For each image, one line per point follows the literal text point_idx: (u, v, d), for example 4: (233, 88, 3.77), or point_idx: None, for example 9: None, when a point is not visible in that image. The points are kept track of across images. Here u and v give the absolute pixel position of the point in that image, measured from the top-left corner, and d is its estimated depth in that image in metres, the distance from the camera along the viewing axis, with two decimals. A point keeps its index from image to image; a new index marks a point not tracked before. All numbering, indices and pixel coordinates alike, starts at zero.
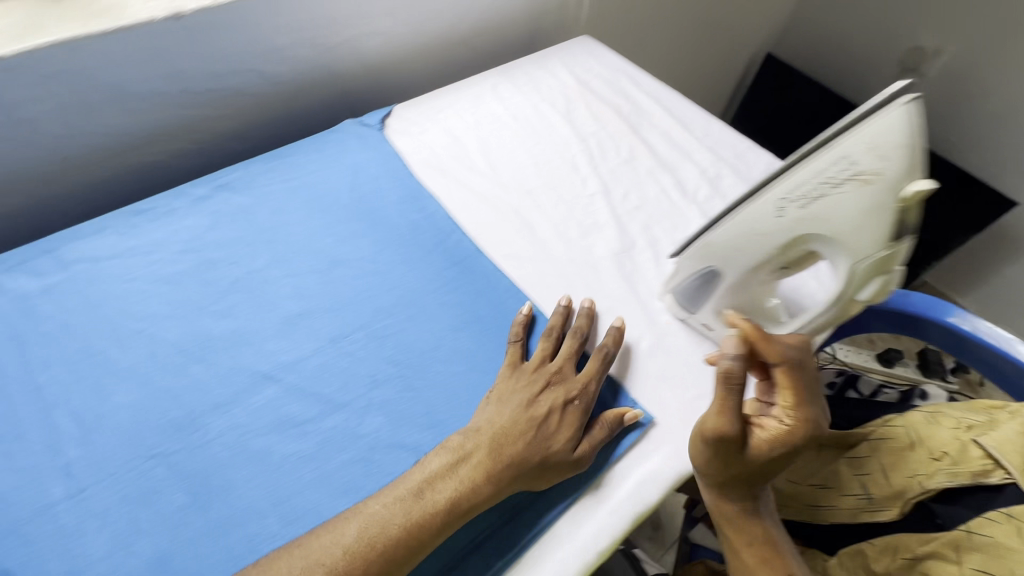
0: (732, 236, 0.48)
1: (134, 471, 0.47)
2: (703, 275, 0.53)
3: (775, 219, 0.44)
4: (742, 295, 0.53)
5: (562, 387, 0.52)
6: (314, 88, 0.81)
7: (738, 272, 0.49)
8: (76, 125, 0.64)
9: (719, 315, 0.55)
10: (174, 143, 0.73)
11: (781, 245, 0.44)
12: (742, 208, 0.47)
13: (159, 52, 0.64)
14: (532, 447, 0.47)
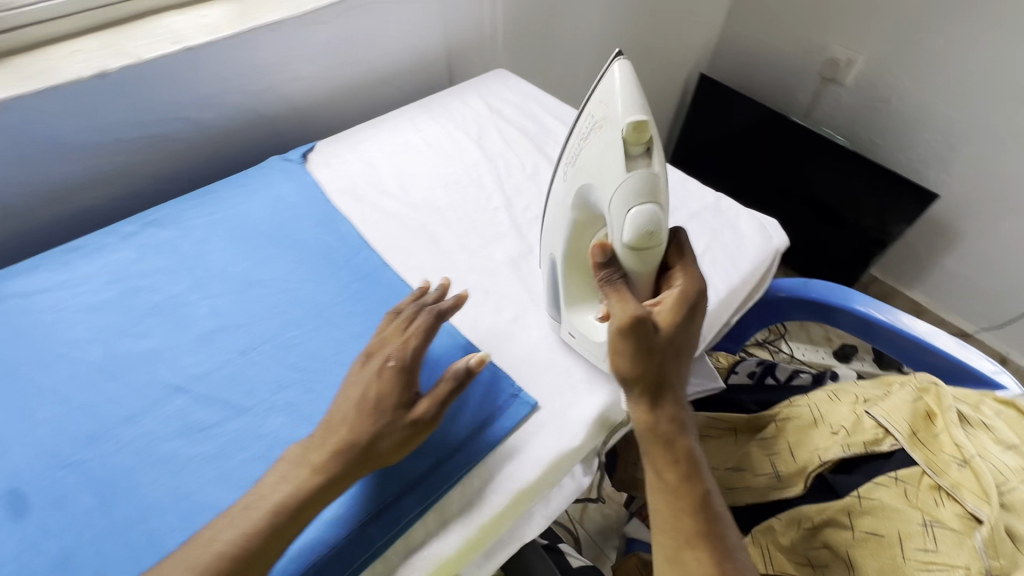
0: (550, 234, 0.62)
1: (46, 479, 0.51)
2: (550, 279, 0.63)
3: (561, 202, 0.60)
4: (580, 283, 0.60)
5: (380, 354, 0.54)
6: (243, 130, 0.88)
7: (561, 259, 0.60)
8: (14, 176, 0.70)
9: (572, 311, 0.61)
10: (111, 188, 0.80)
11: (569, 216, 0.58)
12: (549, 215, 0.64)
13: (90, 107, 0.71)
14: (359, 429, 0.49)
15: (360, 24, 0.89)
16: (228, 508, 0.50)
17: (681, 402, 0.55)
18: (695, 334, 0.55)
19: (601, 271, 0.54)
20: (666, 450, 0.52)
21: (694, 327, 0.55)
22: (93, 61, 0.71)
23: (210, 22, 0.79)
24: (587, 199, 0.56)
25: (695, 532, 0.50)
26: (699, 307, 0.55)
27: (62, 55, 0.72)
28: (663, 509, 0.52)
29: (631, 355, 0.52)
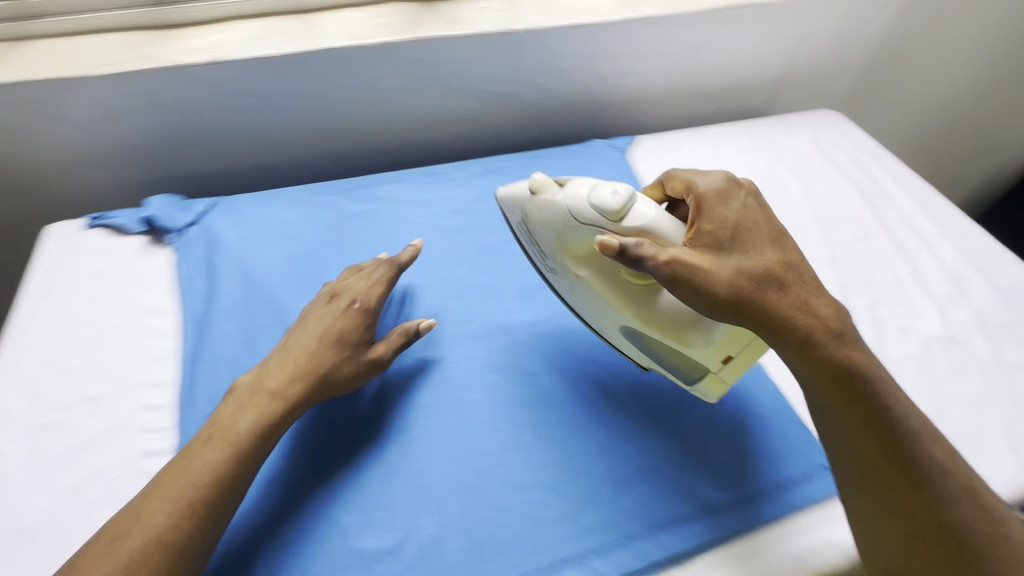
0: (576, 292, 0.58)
1: (399, 366, 0.60)
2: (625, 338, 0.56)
3: (552, 267, 0.59)
4: (653, 312, 0.51)
5: (346, 297, 0.59)
6: (575, 109, 0.92)
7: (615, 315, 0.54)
8: (408, 100, 0.82)
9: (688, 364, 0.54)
10: (459, 132, 0.89)
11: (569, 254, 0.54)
12: (553, 280, 0.61)
13: (482, 58, 0.80)
14: (313, 359, 0.54)
15: (720, 34, 0.88)
16: (536, 454, 0.54)
17: (817, 311, 0.46)
18: (745, 231, 0.48)
19: (620, 258, 0.46)
20: (845, 385, 0.45)
21: (728, 223, 0.48)
22: (502, 18, 0.79)
23: (595, 3, 0.83)
24: (573, 232, 0.52)
25: (935, 497, 0.42)
26: (710, 202, 0.49)
27: (476, 10, 0.80)
28: (854, 459, 0.45)
29: (718, 284, 0.45)
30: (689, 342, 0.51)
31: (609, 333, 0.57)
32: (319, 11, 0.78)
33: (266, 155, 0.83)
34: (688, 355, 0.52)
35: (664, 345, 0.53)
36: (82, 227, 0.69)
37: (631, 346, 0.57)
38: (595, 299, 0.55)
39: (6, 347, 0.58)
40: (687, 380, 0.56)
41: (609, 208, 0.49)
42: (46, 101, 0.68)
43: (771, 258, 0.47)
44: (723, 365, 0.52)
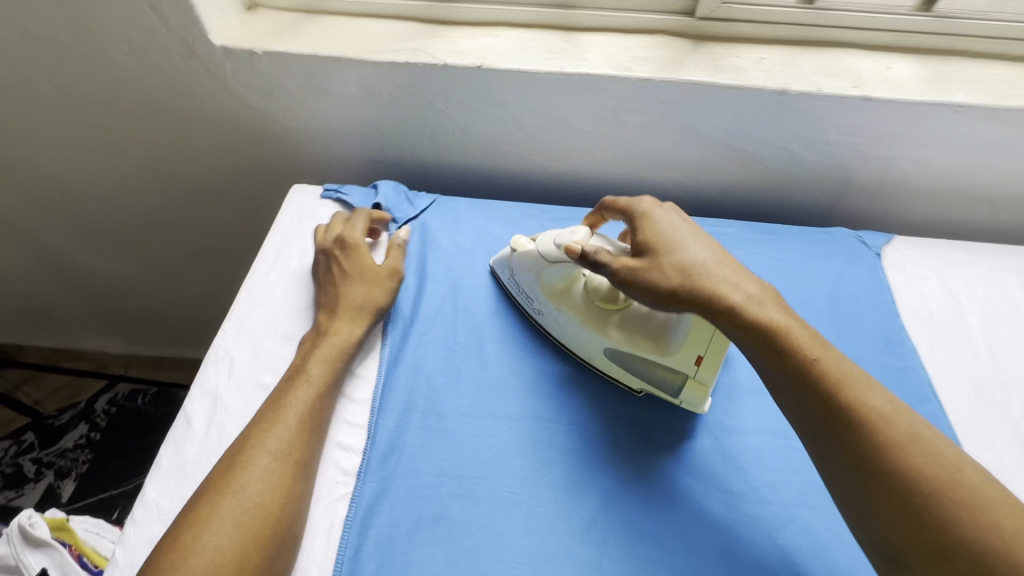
0: (572, 325, 0.59)
1: (588, 434, 0.55)
2: (648, 372, 0.56)
3: (539, 311, 0.62)
4: (625, 324, 0.56)
5: (337, 246, 0.62)
6: (821, 184, 0.80)
7: (592, 330, 0.58)
8: (641, 137, 0.77)
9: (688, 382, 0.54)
10: (682, 179, 0.82)
11: (579, 296, 0.59)
12: (553, 329, 0.61)
13: (742, 113, 0.72)
14: (347, 312, 0.58)
15: None
16: None
17: (745, 293, 0.48)
18: (666, 236, 0.53)
19: (585, 263, 0.55)
20: (787, 357, 0.46)
21: (665, 233, 0.54)
22: (777, 73, 0.70)
23: (893, 76, 0.71)
24: (546, 270, 0.60)
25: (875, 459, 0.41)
26: (658, 218, 0.55)
27: (750, 58, 0.72)
28: (842, 461, 0.42)
29: (661, 287, 0.50)
30: (666, 348, 0.54)
31: (598, 362, 0.59)
32: (581, 32, 0.75)
33: (485, 162, 0.83)
34: (664, 365, 0.55)
35: (649, 360, 0.56)
36: (319, 196, 0.74)
37: (618, 370, 0.58)
38: (581, 327, 0.58)
39: (243, 296, 0.63)
40: (671, 391, 0.56)
41: (571, 240, 0.57)
42: (321, 75, 0.72)
43: (687, 252, 0.51)
44: (698, 367, 0.53)
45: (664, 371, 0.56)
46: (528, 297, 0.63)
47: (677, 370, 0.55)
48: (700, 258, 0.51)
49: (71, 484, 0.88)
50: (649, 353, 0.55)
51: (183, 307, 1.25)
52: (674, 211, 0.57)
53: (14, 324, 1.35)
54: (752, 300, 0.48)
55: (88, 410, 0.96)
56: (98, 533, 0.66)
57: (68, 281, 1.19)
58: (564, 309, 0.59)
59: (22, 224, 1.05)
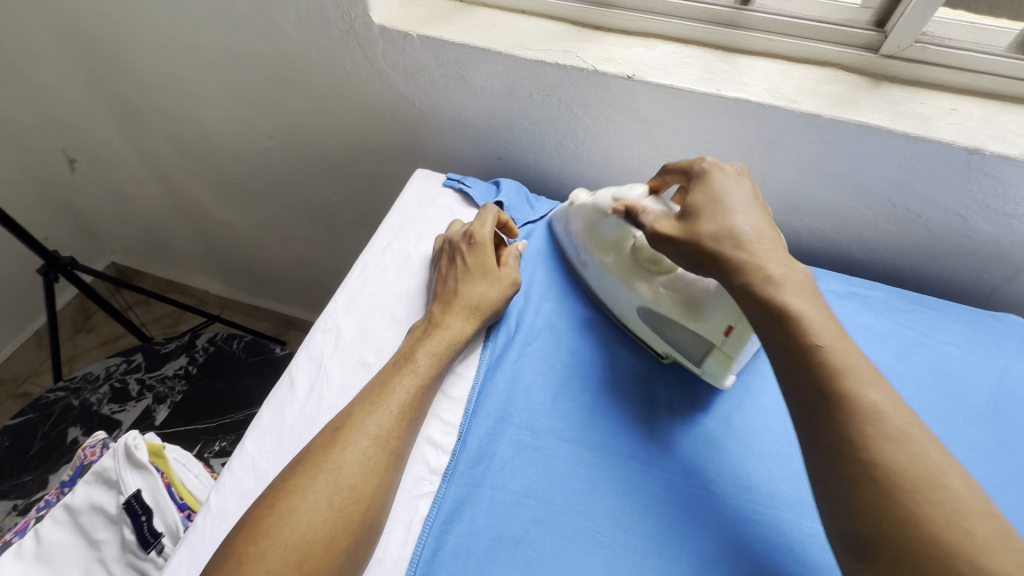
0: (609, 280, 0.61)
1: (689, 488, 0.50)
2: (661, 332, 0.58)
3: (585, 264, 0.64)
4: (659, 287, 0.57)
5: (463, 243, 0.62)
6: (992, 260, 0.70)
7: (631, 292, 0.58)
8: (787, 176, 0.71)
9: (704, 344, 0.55)
10: (822, 227, 0.75)
11: (627, 255, 0.60)
12: (594, 286, 0.64)
13: (917, 167, 0.64)
14: (466, 310, 0.57)
15: None
16: None
17: (772, 272, 0.46)
18: (718, 202, 0.51)
19: (629, 220, 0.57)
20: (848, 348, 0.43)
21: (715, 195, 0.52)
22: (969, 128, 0.61)
23: None
24: (599, 223, 0.62)
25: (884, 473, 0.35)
26: (715, 179, 0.53)
27: (938, 107, 0.64)
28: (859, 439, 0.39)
29: (682, 244, 0.51)
30: (696, 317, 0.54)
31: (629, 322, 0.61)
32: (743, 56, 0.70)
33: (609, 176, 0.79)
34: (691, 331, 0.55)
35: (673, 323, 0.56)
36: (441, 184, 0.74)
37: (648, 332, 0.59)
38: (617, 282, 0.60)
39: (357, 270, 0.64)
40: (695, 360, 0.56)
41: (627, 198, 0.59)
42: (467, 65, 0.72)
43: (732, 219, 0.49)
44: (725, 339, 0.52)
45: (692, 338, 0.56)
46: (581, 253, 0.65)
47: (704, 338, 0.54)
48: (745, 227, 0.49)
49: (164, 409, 0.94)
50: (679, 319, 0.55)
51: (284, 265, 1.32)
52: (749, 182, 0.54)
53: (140, 252, 1.50)
54: (752, 246, 0.47)
55: (190, 344, 1.03)
56: (184, 466, 0.69)
57: (193, 222, 1.29)
58: (609, 262, 0.61)
59: (167, 165, 1.15)
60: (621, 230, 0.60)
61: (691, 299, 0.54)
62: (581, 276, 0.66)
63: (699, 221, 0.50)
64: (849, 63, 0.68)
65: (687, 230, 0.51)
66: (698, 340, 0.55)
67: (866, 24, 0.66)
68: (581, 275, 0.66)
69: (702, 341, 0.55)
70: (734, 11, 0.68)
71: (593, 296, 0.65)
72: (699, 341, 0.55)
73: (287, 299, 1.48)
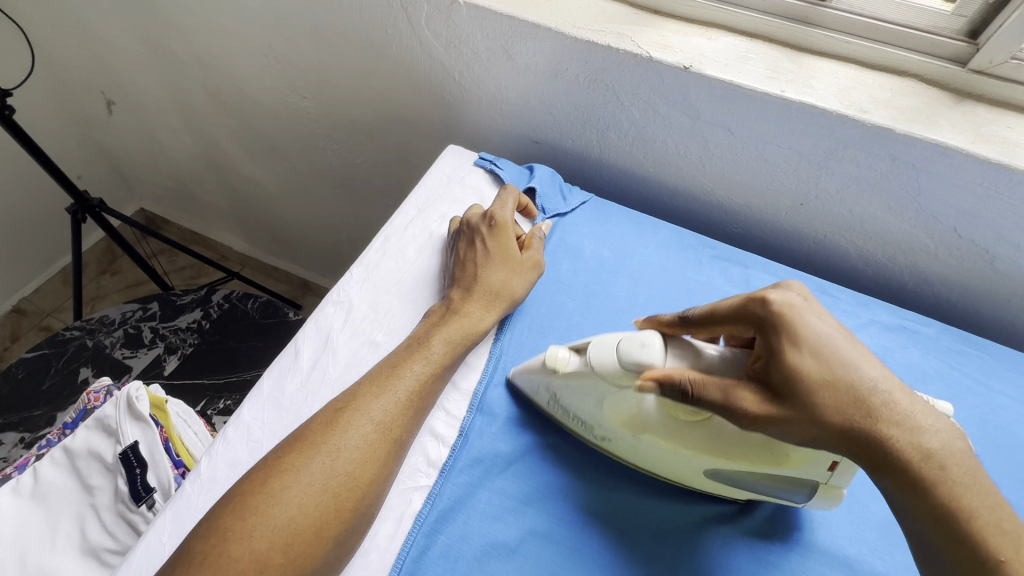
0: (658, 452, 0.45)
1: (699, 518, 0.46)
2: (758, 493, 0.44)
3: (597, 437, 0.48)
4: (719, 432, 0.42)
5: (478, 226, 0.58)
6: None
7: (713, 463, 0.43)
8: (844, 193, 0.65)
9: (798, 486, 0.43)
10: (874, 252, 0.69)
11: (656, 424, 0.43)
12: (617, 452, 0.48)
13: (995, 198, 0.58)
14: (485, 296, 0.54)
15: None
16: None
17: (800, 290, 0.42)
18: (823, 356, 0.38)
19: (674, 397, 0.40)
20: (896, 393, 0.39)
21: (811, 344, 0.39)
22: None
23: None
24: (599, 394, 0.45)
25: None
26: (795, 322, 0.39)
27: None
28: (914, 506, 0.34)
29: (792, 424, 0.38)
30: (790, 464, 0.41)
31: (704, 486, 0.46)
32: (813, 58, 0.64)
33: (651, 172, 0.75)
34: (785, 476, 0.42)
35: (762, 474, 0.43)
36: (473, 163, 0.70)
37: (725, 488, 0.45)
38: (677, 455, 0.44)
39: (377, 244, 0.61)
40: (794, 500, 0.44)
41: (644, 362, 0.41)
42: (514, 40, 0.68)
43: (850, 374, 0.38)
44: (831, 473, 0.41)
45: (784, 483, 0.43)
46: (578, 423, 0.48)
47: (801, 479, 0.43)
48: (873, 377, 0.38)
49: (174, 360, 0.95)
50: (768, 469, 0.42)
51: (307, 229, 1.31)
52: (820, 306, 0.42)
53: (168, 201, 1.50)
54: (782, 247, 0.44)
55: (206, 299, 1.03)
56: (185, 423, 0.68)
57: (221, 177, 1.29)
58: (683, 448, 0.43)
59: (201, 116, 1.13)
60: (631, 389, 0.43)
61: (792, 455, 0.40)
62: (603, 448, 0.49)
63: (812, 399, 0.37)
64: (930, 74, 0.62)
65: (794, 408, 0.38)
66: (800, 484, 0.43)
67: (957, 33, 0.60)
68: (603, 448, 0.49)
69: (801, 485, 0.43)
70: (810, 6, 0.62)
71: (641, 469, 0.48)
72: (795, 486, 0.43)
73: (306, 264, 1.48)
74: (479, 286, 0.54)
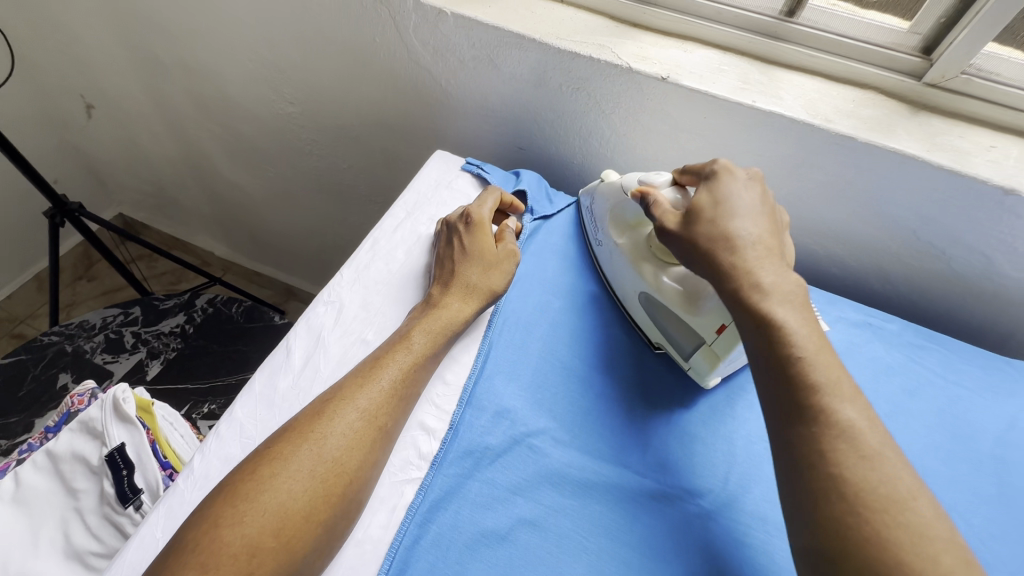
0: (613, 256, 0.62)
1: (680, 505, 0.48)
2: (656, 325, 0.58)
3: (597, 244, 0.65)
4: (659, 278, 0.56)
5: (456, 226, 0.60)
6: (1011, 305, 0.68)
7: (635, 273, 0.59)
8: (812, 197, 0.69)
9: (695, 342, 0.55)
10: (841, 253, 0.73)
11: (642, 241, 0.59)
12: (604, 267, 0.64)
13: (949, 202, 0.62)
14: (463, 292, 0.56)
15: None
16: None
17: (762, 280, 0.45)
18: (720, 204, 0.49)
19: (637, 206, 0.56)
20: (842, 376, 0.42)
21: (721, 196, 0.50)
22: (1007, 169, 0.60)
23: None
24: (621, 204, 0.61)
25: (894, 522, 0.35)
26: (723, 180, 0.51)
27: (976, 143, 0.62)
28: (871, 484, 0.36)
29: (676, 241, 0.50)
30: (691, 311, 0.53)
31: (631, 308, 0.61)
32: (782, 71, 0.68)
33: (631, 177, 0.78)
34: (686, 324, 0.55)
35: (671, 315, 0.56)
36: (459, 168, 0.72)
37: (645, 319, 0.59)
38: (624, 263, 0.60)
39: (366, 246, 0.63)
40: (685, 353, 0.57)
41: (649, 183, 0.57)
42: (499, 49, 0.70)
43: (731, 221, 0.48)
44: (716, 338, 0.52)
45: (686, 333, 0.55)
46: (599, 234, 0.64)
47: (696, 333, 0.54)
48: (745, 232, 0.47)
49: (157, 365, 0.94)
50: (676, 312, 0.55)
51: (292, 234, 1.31)
52: (761, 188, 0.52)
53: (148, 206, 1.49)
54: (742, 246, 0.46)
55: (190, 303, 1.03)
56: (172, 426, 0.68)
57: (204, 181, 1.28)
58: (623, 244, 0.61)
59: (185, 120, 1.13)
60: (640, 215, 0.59)
61: (694, 301, 0.53)
62: (603, 274, 0.65)
63: (699, 223, 0.49)
64: (890, 87, 0.66)
65: (683, 228, 0.50)
66: (694, 340, 0.55)
67: (912, 50, 0.64)
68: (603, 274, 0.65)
69: (693, 338, 0.55)
70: (779, 23, 0.66)
71: (609, 291, 0.65)
72: (689, 337, 0.55)
73: (290, 269, 1.47)
74: (457, 284, 0.56)
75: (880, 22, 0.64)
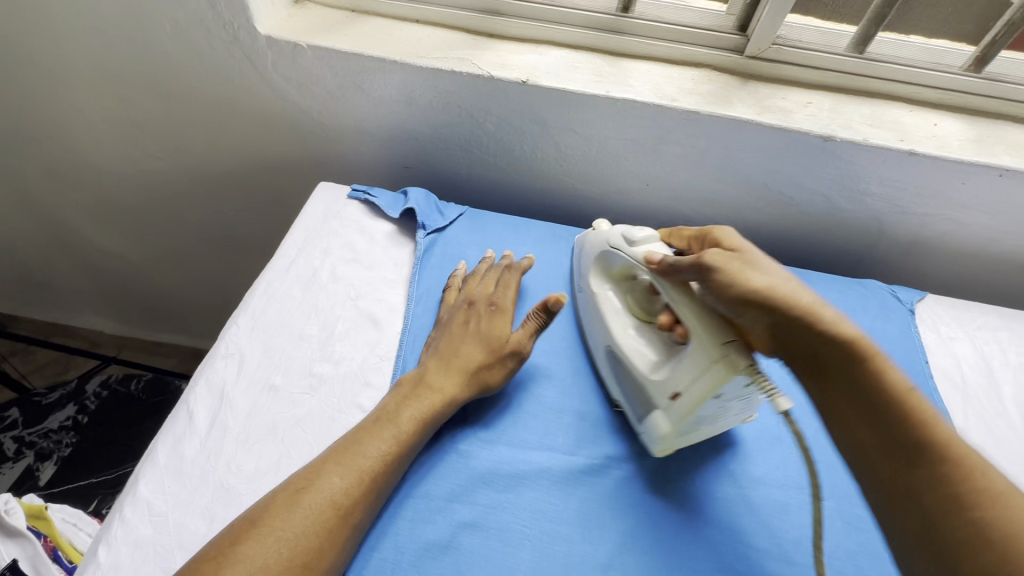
0: (592, 312, 0.61)
1: (610, 472, 0.51)
2: (621, 387, 0.55)
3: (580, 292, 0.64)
4: (633, 338, 0.55)
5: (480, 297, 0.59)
6: (852, 233, 0.80)
7: (614, 333, 0.56)
8: (678, 170, 0.76)
9: (645, 403, 0.52)
10: (712, 214, 0.81)
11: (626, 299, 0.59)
12: (583, 320, 0.63)
13: (786, 155, 0.71)
14: (463, 381, 0.53)
15: None
16: None
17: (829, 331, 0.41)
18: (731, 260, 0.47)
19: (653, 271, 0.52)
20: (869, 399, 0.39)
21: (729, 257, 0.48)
22: (823, 120, 0.70)
23: (940, 133, 0.70)
24: (608, 256, 0.60)
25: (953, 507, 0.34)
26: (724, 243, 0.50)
27: (796, 102, 0.71)
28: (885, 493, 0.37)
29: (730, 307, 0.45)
30: (654, 374, 0.51)
31: (602, 367, 0.58)
32: (629, 60, 0.75)
33: (518, 178, 0.81)
34: (646, 387, 0.52)
35: (634, 372, 0.53)
36: (346, 196, 0.72)
37: (611, 377, 0.57)
38: (600, 319, 0.59)
39: (260, 290, 0.61)
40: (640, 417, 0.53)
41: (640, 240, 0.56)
42: (364, 75, 0.71)
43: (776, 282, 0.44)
44: (671, 402, 0.49)
45: (643, 394, 0.53)
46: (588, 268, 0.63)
47: (652, 396, 0.51)
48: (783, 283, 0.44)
49: (50, 468, 0.84)
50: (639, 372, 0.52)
51: (190, 294, 1.23)
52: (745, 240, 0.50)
53: (12, 295, 1.33)
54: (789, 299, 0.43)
55: (78, 391, 0.93)
56: (75, 526, 0.61)
57: (75, 257, 1.17)
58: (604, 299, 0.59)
59: (37, 195, 1.03)
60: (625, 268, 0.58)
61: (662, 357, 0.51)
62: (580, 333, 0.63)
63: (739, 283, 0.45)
64: (719, 63, 0.75)
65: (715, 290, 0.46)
66: (645, 399, 0.52)
67: (730, 28, 0.73)
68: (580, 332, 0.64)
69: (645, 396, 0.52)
70: (616, 18, 0.73)
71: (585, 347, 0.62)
72: (643, 396, 0.52)
73: (194, 332, 1.38)
74: (460, 367, 0.53)
75: (699, 8, 0.72)
